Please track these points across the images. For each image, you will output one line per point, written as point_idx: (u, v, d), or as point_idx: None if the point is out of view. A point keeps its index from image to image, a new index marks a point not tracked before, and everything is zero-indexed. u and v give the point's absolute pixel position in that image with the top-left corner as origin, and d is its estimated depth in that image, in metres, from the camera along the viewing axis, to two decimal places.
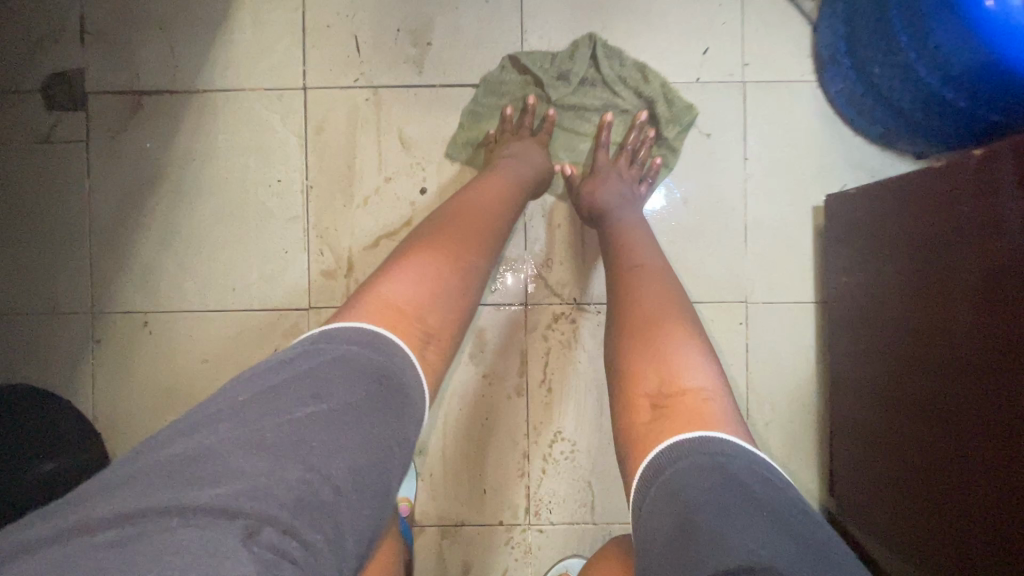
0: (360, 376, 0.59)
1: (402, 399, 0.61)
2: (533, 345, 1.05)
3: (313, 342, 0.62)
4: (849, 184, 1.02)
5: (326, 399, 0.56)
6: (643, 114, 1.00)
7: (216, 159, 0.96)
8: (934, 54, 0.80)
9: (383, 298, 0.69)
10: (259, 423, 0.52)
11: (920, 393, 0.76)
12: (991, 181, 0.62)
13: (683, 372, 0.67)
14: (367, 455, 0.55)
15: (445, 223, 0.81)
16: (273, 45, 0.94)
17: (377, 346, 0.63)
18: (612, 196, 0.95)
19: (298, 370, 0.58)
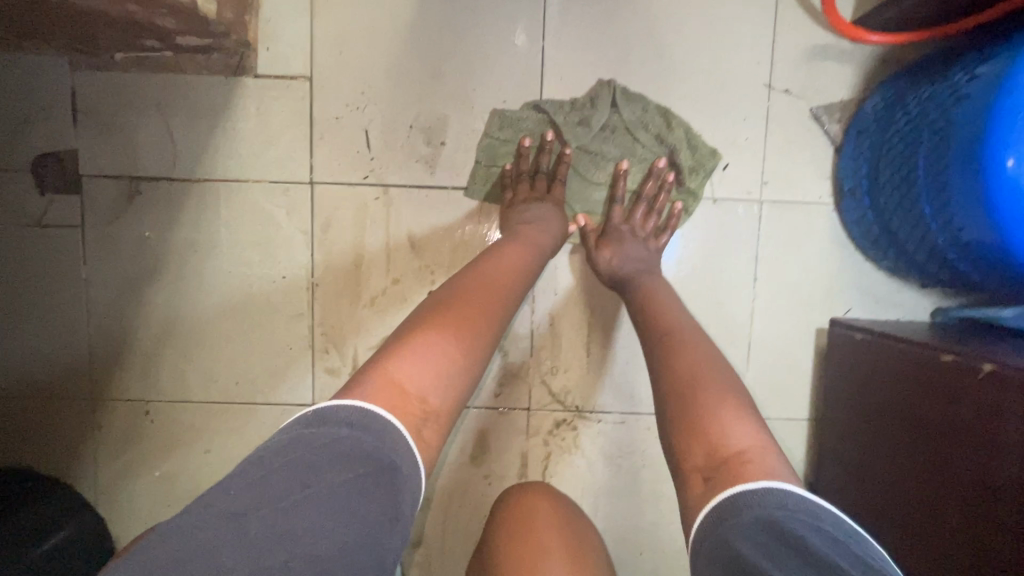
0: (347, 459, 0.50)
1: (392, 485, 0.51)
2: (533, 449, 0.97)
3: (309, 423, 0.53)
4: (882, 295, 0.95)
5: (312, 481, 0.49)
6: (662, 161, 0.90)
7: (219, 252, 0.92)
8: (958, 232, 0.73)
9: (389, 380, 0.57)
10: (255, 489, 0.48)
11: (914, 533, 0.71)
12: (993, 405, 0.60)
13: (724, 432, 0.58)
14: (355, 532, 0.48)
15: (453, 291, 0.70)
16: (281, 138, 0.90)
17: (370, 428, 0.52)
18: (633, 262, 0.88)
19: (287, 453, 0.50)
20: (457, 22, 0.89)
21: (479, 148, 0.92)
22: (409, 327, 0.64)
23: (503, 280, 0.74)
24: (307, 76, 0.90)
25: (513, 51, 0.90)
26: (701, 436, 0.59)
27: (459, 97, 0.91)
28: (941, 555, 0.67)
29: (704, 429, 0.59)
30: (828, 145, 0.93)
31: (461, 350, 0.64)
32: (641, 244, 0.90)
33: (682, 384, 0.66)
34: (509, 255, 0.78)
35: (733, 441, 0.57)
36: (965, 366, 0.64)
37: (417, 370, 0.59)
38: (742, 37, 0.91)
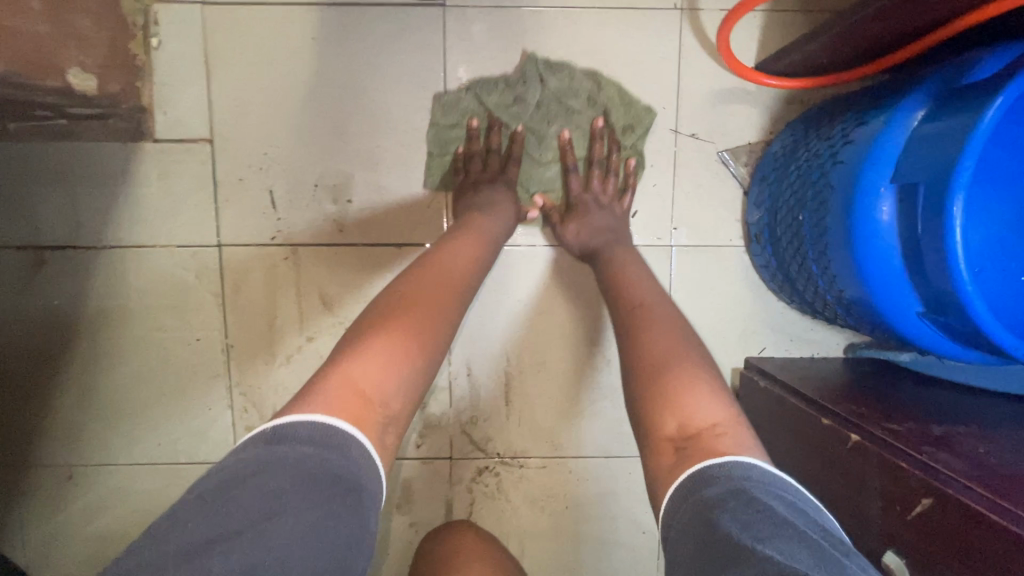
0: (315, 483, 0.46)
1: (360, 504, 0.48)
2: (457, 496, 0.99)
3: (267, 443, 0.48)
4: (794, 336, 0.96)
5: (278, 507, 0.45)
6: (601, 122, 0.89)
7: (131, 316, 0.92)
8: (839, 293, 0.72)
9: (350, 385, 0.54)
10: (220, 518, 0.44)
11: None
12: (858, 475, 0.61)
13: (699, 406, 0.56)
14: (326, 559, 0.45)
15: (410, 285, 0.65)
16: (185, 202, 0.90)
17: (336, 446, 0.49)
18: (601, 232, 0.87)
19: (246, 480, 0.45)
20: (357, 79, 0.88)
21: (428, 141, 0.90)
22: (370, 322, 0.60)
23: (463, 276, 0.70)
24: (207, 138, 0.89)
25: (416, 105, 0.90)
26: (679, 408, 0.56)
27: (363, 154, 0.90)
28: None
29: (677, 404, 0.57)
30: (736, 188, 0.93)
31: (426, 353, 0.60)
32: (607, 211, 0.89)
33: (655, 363, 0.62)
34: (465, 244, 0.75)
35: (704, 414, 0.55)
36: (840, 434, 0.65)
37: (379, 373, 0.56)
38: (647, 81, 0.91)
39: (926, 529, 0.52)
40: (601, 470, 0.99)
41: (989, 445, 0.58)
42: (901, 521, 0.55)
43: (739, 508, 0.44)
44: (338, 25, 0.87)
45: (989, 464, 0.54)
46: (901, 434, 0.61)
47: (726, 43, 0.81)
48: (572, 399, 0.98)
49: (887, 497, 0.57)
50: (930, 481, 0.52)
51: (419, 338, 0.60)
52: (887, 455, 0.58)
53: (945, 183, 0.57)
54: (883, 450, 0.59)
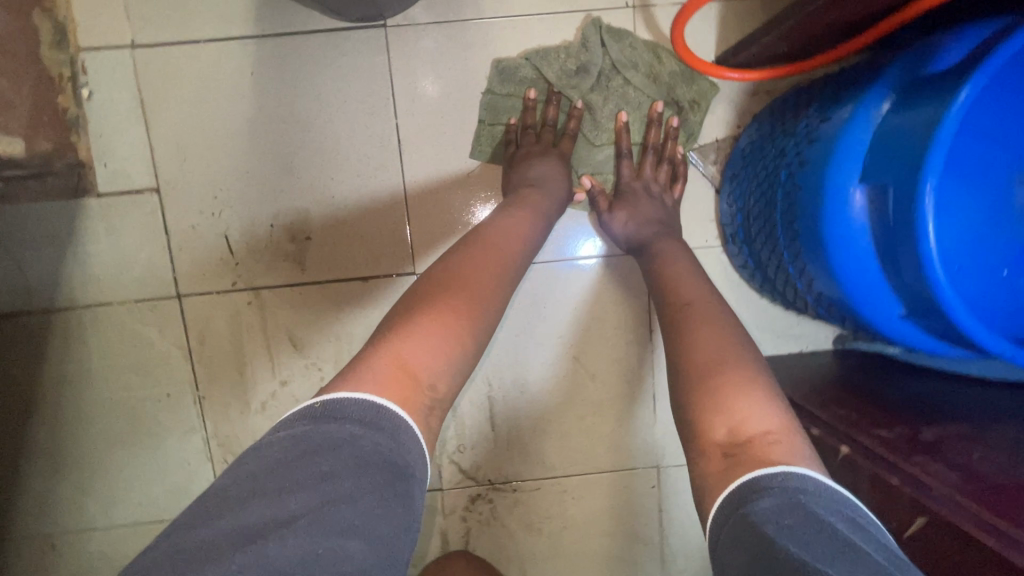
0: (367, 466, 0.45)
1: (408, 494, 0.47)
2: (452, 527, 0.96)
3: (317, 419, 0.47)
4: (780, 332, 0.94)
5: (333, 490, 0.44)
6: (661, 105, 0.86)
7: (97, 378, 0.89)
8: (818, 295, 0.69)
9: (398, 363, 0.53)
10: (277, 503, 0.42)
11: None
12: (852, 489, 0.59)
13: (751, 411, 0.53)
14: (376, 553, 0.43)
15: (463, 258, 0.64)
16: (137, 255, 0.86)
17: (382, 428, 0.48)
18: (650, 222, 0.82)
19: (295, 459, 0.44)
20: (303, 110, 0.85)
21: (481, 108, 0.87)
22: (424, 297, 0.60)
23: (511, 250, 0.68)
24: (153, 187, 0.85)
25: (367, 132, 0.86)
26: (730, 410, 0.53)
27: (317, 188, 0.87)
28: None
29: (727, 406, 0.54)
30: (707, 187, 0.90)
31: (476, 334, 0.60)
32: (658, 198, 0.85)
33: (701, 361, 0.59)
34: (514, 223, 0.72)
35: (755, 421, 0.52)
36: (829, 445, 0.63)
37: (427, 351, 0.55)
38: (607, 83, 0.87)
39: (920, 548, 0.50)
40: (596, 486, 0.97)
41: (982, 447, 0.55)
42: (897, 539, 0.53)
43: (797, 525, 0.41)
44: (277, 57, 0.84)
45: (984, 473, 0.51)
46: (892, 443, 0.58)
47: (682, 38, 0.76)
48: (559, 417, 0.95)
49: (881, 512, 0.54)
50: (920, 500, 0.50)
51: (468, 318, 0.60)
52: (878, 469, 0.55)
53: (913, 181, 0.54)
54: (872, 464, 0.56)
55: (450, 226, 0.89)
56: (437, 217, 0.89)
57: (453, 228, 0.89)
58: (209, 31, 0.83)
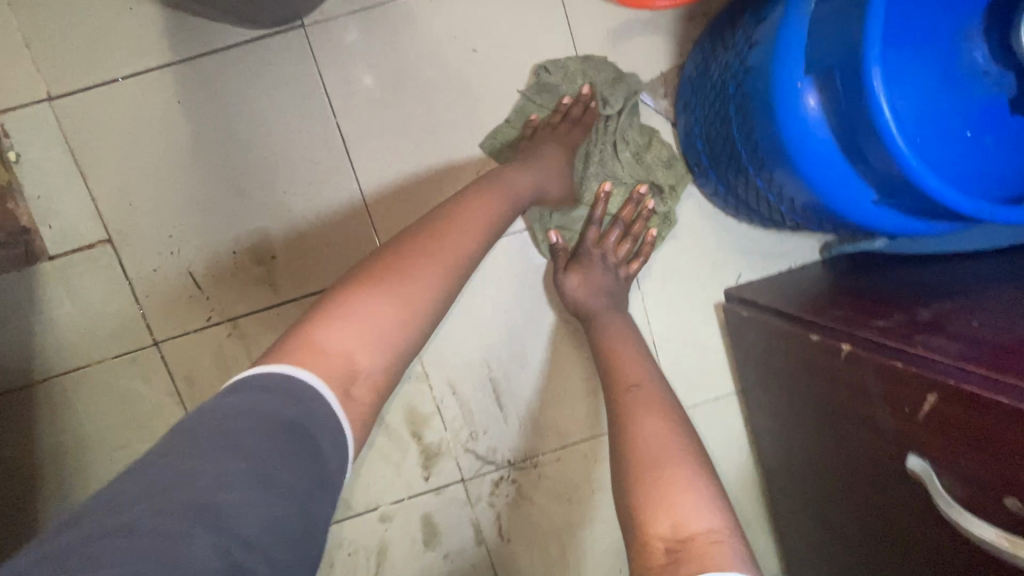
0: (274, 426, 0.45)
1: (319, 451, 0.47)
2: (482, 515, 0.95)
3: (227, 391, 0.47)
4: (766, 254, 0.93)
5: (239, 444, 0.43)
6: (643, 187, 0.87)
7: (93, 445, 0.87)
8: (792, 202, 0.68)
9: (314, 345, 0.51)
10: (183, 464, 0.41)
11: (852, 511, 0.68)
12: (860, 385, 0.58)
13: (693, 508, 0.54)
14: (289, 506, 0.43)
15: (396, 242, 0.61)
16: (105, 310, 0.84)
17: (297, 397, 0.47)
18: (599, 292, 0.84)
19: (201, 424, 0.44)
20: (239, 127, 0.83)
21: (512, 110, 0.86)
22: (349, 281, 0.57)
23: (478, 234, 0.65)
24: (105, 239, 0.83)
25: (310, 137, 0.84)
26: (671, 505, 0.55)
27: (272, 205, 0.84)
28: (875, 531, 0.65)
29: (670, 501, 0.55)
30: (664, 122, 0.89)
31: (399, 310, 0.56)
32: (611, 271, 0.87)
33: (647, 452, 0.61)
34: (476, 213, 0.66)
35: (697, 518, 0.53)
36: (829, 346, 0.62)
37: (344, 331, 0.53)
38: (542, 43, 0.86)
39: (934, 425, 0.49)
40: None
41: (981, 316, 0.54)
42: (912, 422, 0.51)
43: None
44: (199, 81, 0.81)
45: (988, 338, 0.50)
46: (890, 330, 0.58)
47: None
48: (565, 384, 0.94)
49: (890, 398, 0.54)
50: (928, 375, 0.49)
51: (387, 287, 0.56)
52: (882, 357, 0.54)
53: (856, 58, 0.53)
54: (875, 353, 0.55)
55: None
56: (420, 216, 0.87)
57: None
58: (125, 67, 0.80)
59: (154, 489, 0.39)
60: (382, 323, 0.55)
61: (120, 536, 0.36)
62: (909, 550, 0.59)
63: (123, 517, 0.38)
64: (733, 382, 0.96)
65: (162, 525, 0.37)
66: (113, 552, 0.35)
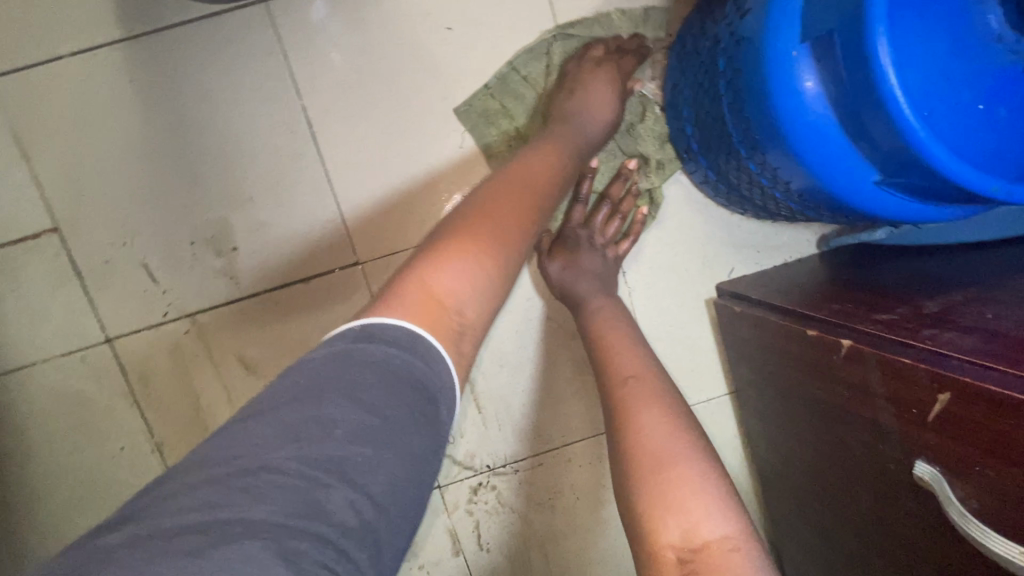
0: (401, 385, 0.43)
1: (437, 419, 0.45)
2: (460, 524, 0.89)
3: (356, 339, 0.45)
4: (759, 247, 0.88)
5: (369, 399, 0.41)
6: (631, 163, 0.83)
7: (41, 450, 0.81)
8: (788, 186, 0.63)
9: (427, 291, 0.50)
10: (319, 407, 0.40)
11: (853, 522, 0.63)
12: (861, 385, 0.53)
13: (705, 514, 0.50)
14: (407, 468, 0.41)
15: (480, 196, 0.60)
16: (54, 305, 0.78)
17: (419, 353, 0.45)
18: (584, 278, 0.79)
19: (336, 372, 0.42)
20: (197, 110, 0.77)
21: (490, 82, 0.81)
22: (450, 230, 0.56)
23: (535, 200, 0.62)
24: (52, 229, 0.77)
25: (272, 120, 0.78)
26: (683, 511, 0.51)
27: (232, 192, 0.79)
28: (877, 544, 0.59)
29: (680, 505, 0.51)
30: (651, 105, 0.83)
31: (500, 262, 0.56)
32: (599, 253, 0.82)
33: (649, 454, 0.57)
34: (535, 176, 0.64)
35: (710, 526, 0.50)
36: (828, 342, 0.57)
37: (458, 278, 0.52)
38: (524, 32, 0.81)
39: (945, 429, 0.43)
40: (600, 448, 0.90)
41: (995, 307, 0.49)
42: (919, 425, 0.46)
43: None
44: (153, 60, 0.76)
45: (1003, 331, 0.45)
46: (893, 324, 0.52)
47: None
48: (547, 384, 0.88)
49: (894, 399, 0.48)
50: (936, 371, 0.43)
51: (493, 241, 0.56)
52: (885, 354, 0.49)
53: (857, 21, 0.48)
54: (879, 350, 0.50)
55: (408, 210, 0.82)
56: (393, 205, 0.82)
57: (424, 212, 0.82)
58: (73, 44, 0.74)
59: (299, 427, 0.39)
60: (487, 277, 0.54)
61: (261, 476, 0.36)
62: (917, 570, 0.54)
63: (263, 458, 0.37)
64: (725, 383, 0.91)
65: (305, 469, 0.37)
66: (248, 492, 0.35)
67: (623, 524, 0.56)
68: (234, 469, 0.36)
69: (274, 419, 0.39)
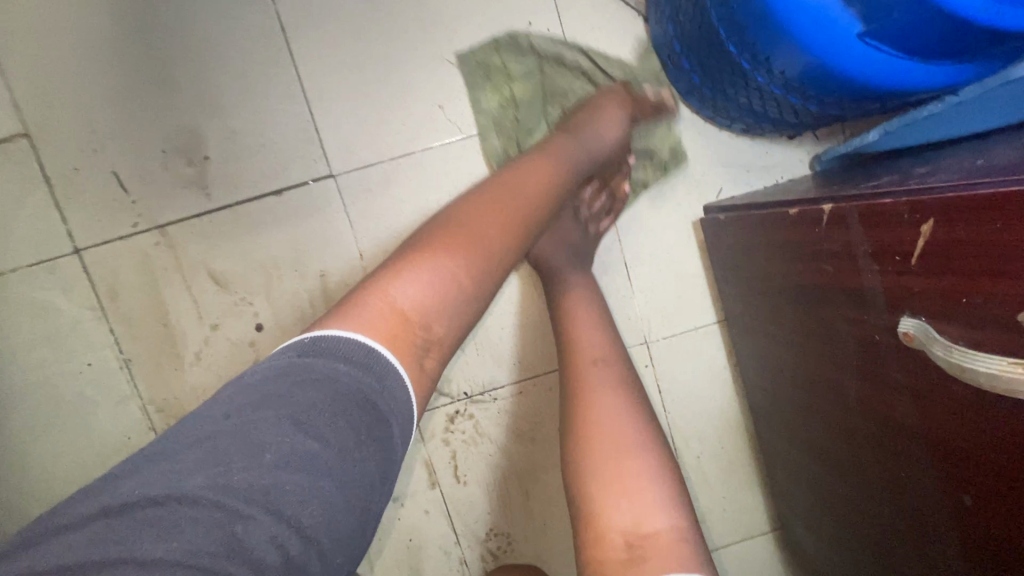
0: (346, 406, 0.42)
1: (386, 438, 0.44)
2: (436, 455, 0.86)
3: (305, 353, 0.45)
4: (749, 167, 0.84)
5: (308, 421, 0.41)
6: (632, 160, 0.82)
7: (7, 363, 0.79)
8: (769, 63, 0.61)
9: (391, 303, 0.49)
10: (248, 433, 0.40)
11: (840, 422, 0.59)
12: (845, 249, 0.49)
13: (650, 499, 0.51)
14: (347, 490, 0.41)
15: (463, 204, 0.59)
16: (20, 213, 0.77)
17: (371, 368, 0.45)
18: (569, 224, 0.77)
19: (280, 386, 0.42)
20: (170, 16, 0.76)
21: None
22: (420, 243, 0.55)
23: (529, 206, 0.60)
24: (21, 133, 0.76)
25: (245, 25, 0.77)
26: (636, 496, 0.51)
27: (204, 99, 0.77)
28: (864, 439, 0.56)
29: (633, 489, 0.51)
30: (634, 16, 0.81)
31: (474, 276, 0.54)
32: (580, 225, 0.80)
33: (607, 433, 0.56)
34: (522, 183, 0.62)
35: (655, 515, 0.50)
36: (812, 214, 0.53)
37: (421, 292, 0.50)
38: (520, 37, 0.80)
39: (930, 262, 0.40)
40: None
41: (985, 155, 0.46)
42: (903, 272, 0.43)
43: None
44: None
45: (994, 164, 0.41)
46: (880, 184, 0.49)
47: None
48: (527, 310, 0.85)
49: (877, 251, 0.45)
50: (918, 198, 0.40)
51: (468, 256, 0.54)
52: (867, 202, 0.46)
53: None
54: (860, 201, 0.47)
55: (383, 121, 0.80)
56: (369, 116, 0.80)
57: (401, 124, 0.80)
58: None
59: (223, 453, 0.39)
60: (458, 294, 0.53)
61: (173, 508, 0.36)
62: (905, 451, 0.49)
63: (180, 485, 0.37)
64: (714, 312, 0.87)
65: (226, 502, 0.37)
66: (156, 526, 0.35)
67: (576, 494, 0.54)
68: (143, 500, 0.36)
69: (199, 440, 0.39)
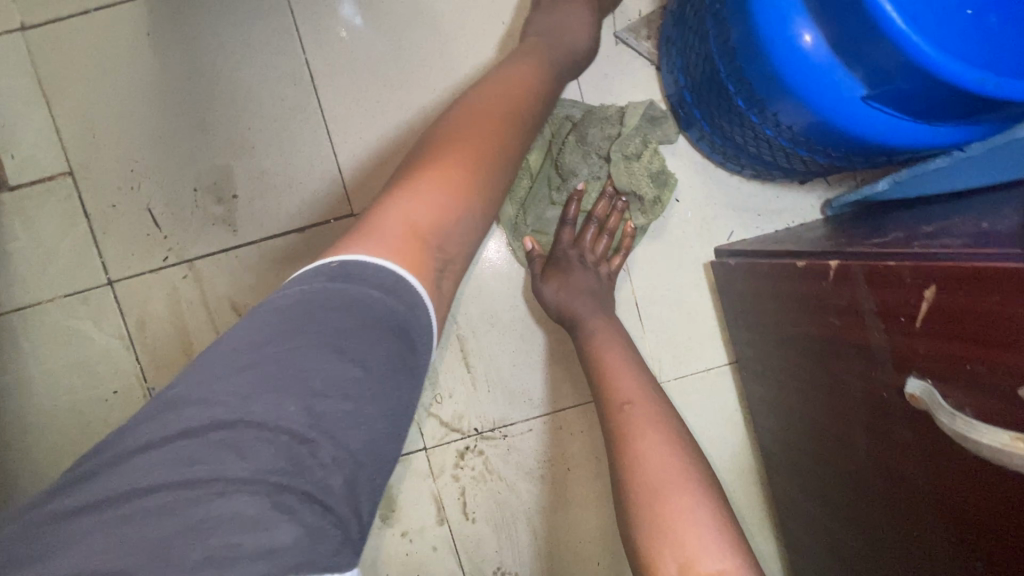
0: (380, 332, 0.39)
1: (415, 368, 0.42)
2: (445, 489, 0.87)
3: (334, 277, 0.40)
4: (760, 210, 0.85)
5: (348, 348, 0.38)
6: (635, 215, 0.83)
7: (40, 390, 0.83)
8: (776, 118, 0.63)
9: (407, 222, 0.46)
10: (298, 355, 0.37)
11: (848, 474, 0.59)
12: (851, 304, 0.50)
13: (700, 544, 0.51)
14: (388, 419, 0.39)
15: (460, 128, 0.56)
16: (61, 247, 0.81)
17: (397, 295, 0.41)
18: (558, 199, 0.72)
19: (316, 308, 0.38)
20: (208, 65, 0.81)
21: (488, 41, 0.83)
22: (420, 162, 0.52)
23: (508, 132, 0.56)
24: (66, 171, 0.81)
25: (277, 72, 0.82)
26: (678, 544, 0.51)
27: (236, 142, 0.82)
28: (872, 494, 0.55)
29: (675, 538, 0.52)
30: (647, 66, 0.84)
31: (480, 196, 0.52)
32: (591, 271, 0.82)
33: (649, 476, 0.56)
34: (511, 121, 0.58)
35: (706, 557, 0.50)
36: (818, 268, 0.54)
37: (433, 206, 0.48)
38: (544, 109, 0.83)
39: (934, 326, 0.40)
40: (594, 417, 0.87)
41: (989, 218, 0.46)
42: (908, 334, 0.43)
43: None
44: (168, 13, 0.80)
45: (997, 229, 0.42)
46: (888, 242, 0.50)
47: None
48: (538, 347, 0.86)
49: (883, 310, 0.46)
50: (921, 263, 0.41)
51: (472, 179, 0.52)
52: (872, 263, 0.46)
53: None
54: (866, 261, 0.48)
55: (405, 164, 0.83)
56: (390, 158, 0.83)
57: None
58: None
59: (274, 375, 0.36)
60: (469, 206, 0.51)
61: (242, 430, 0.34)
62: (914, 509, 0.49)
63: (246, 407, 0.34)
64: (724, 352, 0.87)
65: (289, 424, 0.35)
66: (229, 446, 0.33)
67: (629, 536, 0.55)
68: (211, 423, 0.34)
69: (247, 358, 0.36)
